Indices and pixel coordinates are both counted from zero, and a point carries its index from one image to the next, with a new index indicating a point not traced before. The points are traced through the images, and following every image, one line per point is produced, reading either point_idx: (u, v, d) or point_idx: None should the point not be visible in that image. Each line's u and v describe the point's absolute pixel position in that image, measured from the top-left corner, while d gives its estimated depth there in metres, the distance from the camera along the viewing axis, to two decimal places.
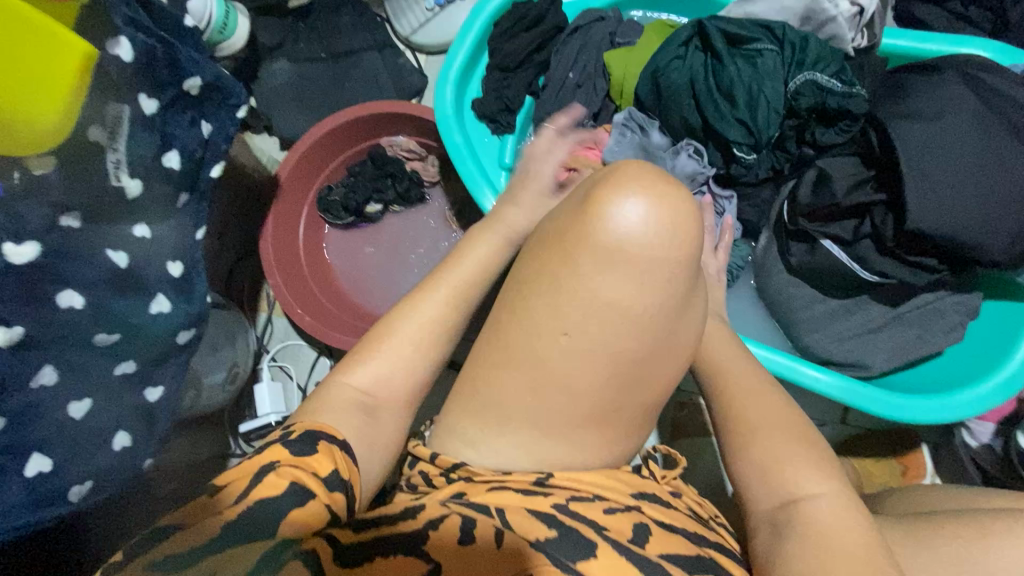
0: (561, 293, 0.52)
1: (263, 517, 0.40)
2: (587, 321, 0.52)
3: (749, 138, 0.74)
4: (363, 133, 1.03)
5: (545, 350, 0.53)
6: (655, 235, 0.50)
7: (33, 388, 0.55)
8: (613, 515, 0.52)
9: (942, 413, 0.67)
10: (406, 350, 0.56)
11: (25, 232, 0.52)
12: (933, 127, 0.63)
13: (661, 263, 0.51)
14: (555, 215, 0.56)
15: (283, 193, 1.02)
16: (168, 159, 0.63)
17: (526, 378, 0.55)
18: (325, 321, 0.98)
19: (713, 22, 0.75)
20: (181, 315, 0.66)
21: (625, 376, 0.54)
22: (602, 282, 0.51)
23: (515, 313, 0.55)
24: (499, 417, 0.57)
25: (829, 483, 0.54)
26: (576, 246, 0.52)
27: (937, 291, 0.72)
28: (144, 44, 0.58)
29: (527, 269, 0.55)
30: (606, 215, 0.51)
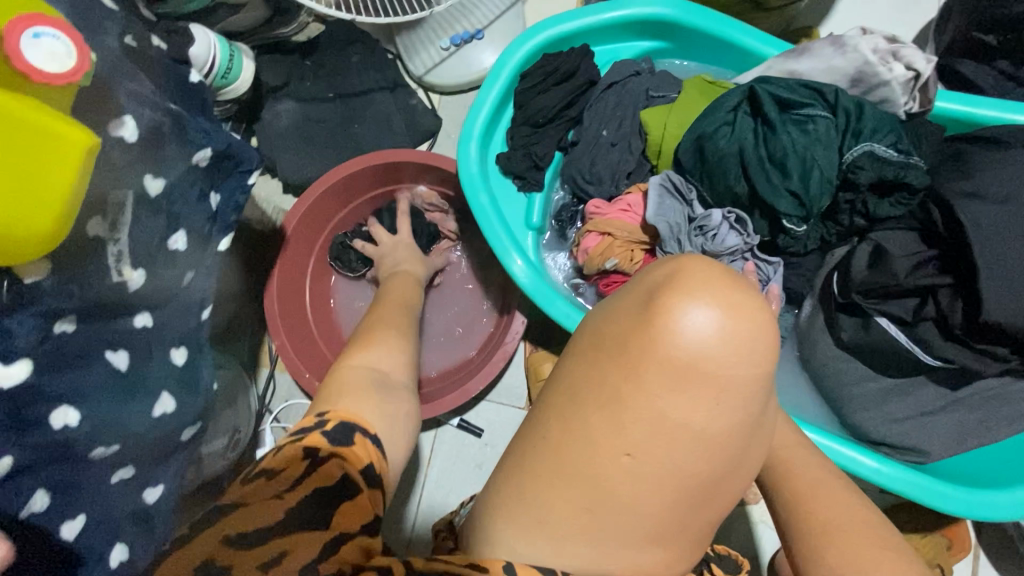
0: (621, 411, 0.44)
1: (320, 506, 0.42)
2: (653, 442, 0.44)
3: (800, 210, 0.69)
4: (378, 180, 0.98)
5: (601, 471, 0.46)
6: (739, 354, 0.41)
7: (22, 518, 0.47)
8: None
9: (1008, 509, 0.64)
10: (393, 338, 0.62)
11: (16, 350, 0.45)
12: (1003, 210, 0.60)
13: (747, 383, 0.42)
14: (612, 313, 0.45)
15: (290, 245, 0.95)
16: (174, 242, 0.57)
17: (578, 495, 0.47)
18: None
19: (762, 86, 0.70)
20: (188, 410, 0.60)
21: (694, 497, 0.47)
22: (671, 405, 0.42)
23: (566, 425, 0.47)
24: (550, 539, 0.49)
25: None
26: (642, 363, 0.42)
27: (1001, 378, 0.67)
28: (151, 120, 0.51)
29: (577, 379, 0.47)
30: (678, 326, 0.41)
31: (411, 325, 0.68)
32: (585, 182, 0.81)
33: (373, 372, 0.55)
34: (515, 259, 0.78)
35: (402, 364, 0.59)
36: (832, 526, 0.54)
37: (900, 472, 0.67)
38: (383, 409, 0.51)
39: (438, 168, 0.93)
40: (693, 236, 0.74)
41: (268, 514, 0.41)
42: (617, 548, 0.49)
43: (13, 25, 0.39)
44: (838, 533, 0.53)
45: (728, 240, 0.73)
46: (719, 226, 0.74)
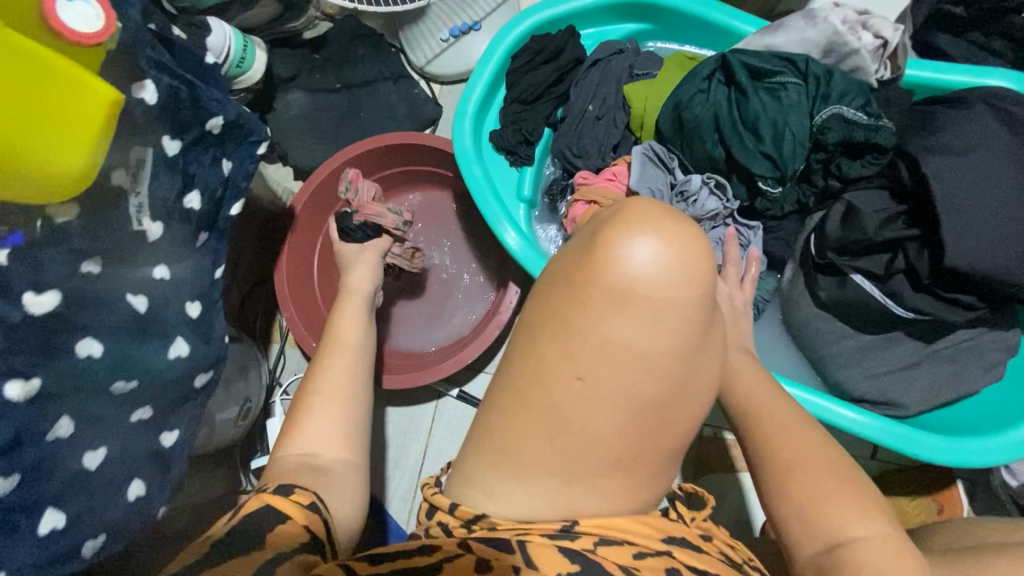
0: (573, 337, 0.51)
1: (252, 534, 0.46)
2: (603, 364, 0.50)
3: (775, 172, 0.73)
4: (381, 163, 1.03)
5: (559, 395, 0.52)
6: (667, 278, 0.50)
7: (49, 441, 0.52)
8: (644, 560, 0.51)
9: (982, 456, 0.65)
10: (329, 405, 0.61)
11: (46, 281, 0.50)
12: (965, 162, 0.62)
13: (677, 304, 0.50)
14: (566, 254, 0.55)
15: (298, 224, 1.01)
16: (189, 200, 0.62)
17: (542, 422, 0.53)
18: None
19: (735, 56, 0.74)
20: (199, 359, 0.65)
21: (647, 421, 0.52)
22: (614, 325, 0.50)
23: (529, 357, 0.53)
24: (516, 467, 0.54)
25: (874, 526, 0.54)
26: (588, 288, 0.51)
27: (973, 328, 0.70)
28: (168, 86, 0.57)
29: (538, 311, 0.54)
30: (618, 256, 0.50)
31: (359, 368, 0.66)
32: (573, 155, 0.85)
33: (306, 460, 0.56)
34: (508, 229, 0.82)
35: (338, 438, 0.59)
36: (790, 461, 0.58)
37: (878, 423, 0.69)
38: (324, 488, 0.54)
39: (438, 149, 0.99)
40: (675, 202, 0.78)
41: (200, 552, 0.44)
42: (589, 477, 0.53)
43: None
44: (799, 470, 0.58)
45: (708, 204, 0.77)
46: (698, 191, 0.77)
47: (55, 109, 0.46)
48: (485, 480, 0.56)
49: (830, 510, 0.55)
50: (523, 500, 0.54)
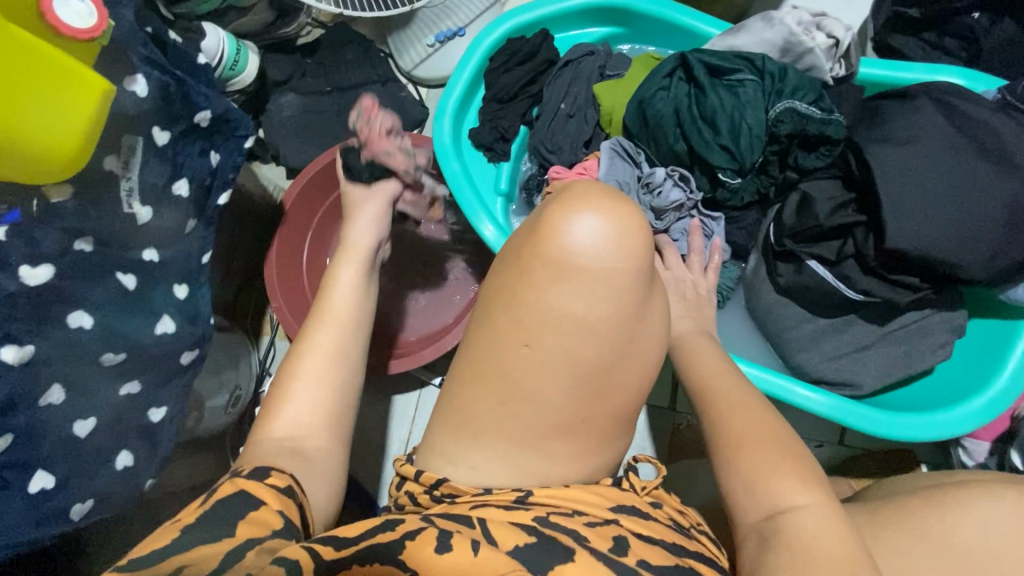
0: (520, 306, 0.56)
1: (219, 520, 0.44)
2: (547, 330, 0.55)
3: (733, 164, 0.77)
4: None
5: (511, 362, 0.57)
6: (603, 251, 0.55)
7: (42, 406, 0.56)
8: (593, 528, 0.53)
9: (929, 432, 0.68)
10: (315, 384, 0.59)
11: (42, 255, 0.55)
12: (907, 151, 0.66)
13: (614, 276, 0.55)
14: (518, 235, 0.60)
15: (288, 218, 1.05)
16: (177, 188, 0.66)
17: (496, 392, 0.57)
18: None
19: (695, 55, 0.78)
20: (185, 338, 0.69)
21: (592, 386, 0.56)
22: (556, 296, 0.55)
23: (485, 328, 0.59)
24: (472, 433, 0.59)
25: (813, 494, 0.55)
26: (533, 261, 0.56)
27: (923, 311, 0.73)
28: (160, 80, 0.62)
29: (493, 287, 0.59)
30: (558, 232, 0.56)
31: (351, 346, 0.63)
32: (547, 151, 0.88)
33: (286, 443, 0.56)
34: (484, 220, 0.85)
35: (321, 418, 0.58)
36: (742, 434, 0.60)
37: (834, 401, 0.72)
38: (303, 472, 0.54)
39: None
40: (641, 193, 0.82)
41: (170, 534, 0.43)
42: (544, 439, 0.57)
43: None
44: (749, 444, 0.59)
45: (672, 195, 0.81)
46: (663, 183, 0.81)
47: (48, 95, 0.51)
48: (447, 449, 0.60)
49: (773, 481, 0.56)
50: (479, 467, 0.58)
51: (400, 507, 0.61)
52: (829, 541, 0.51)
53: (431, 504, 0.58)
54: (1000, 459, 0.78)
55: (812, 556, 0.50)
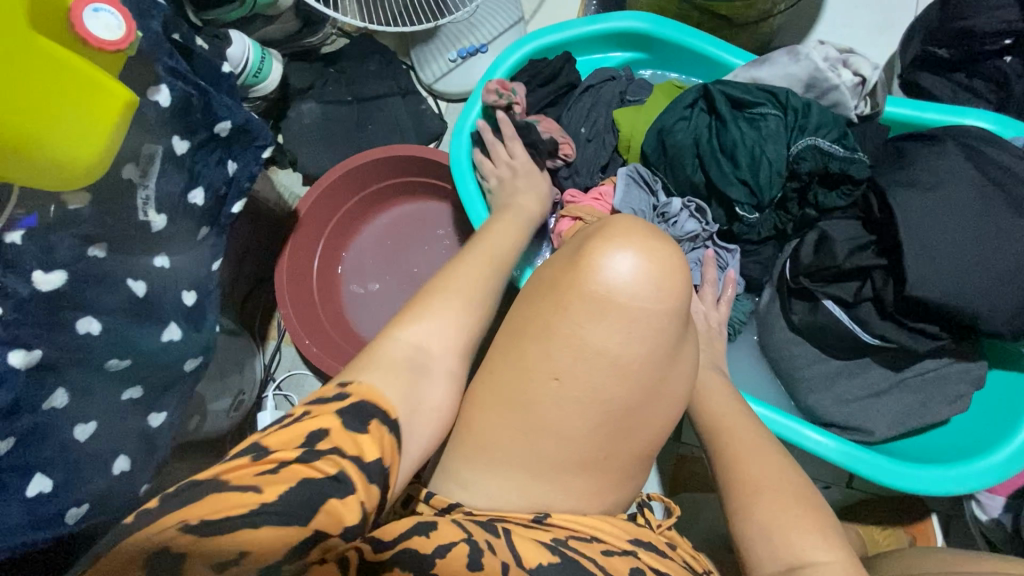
0: (554, 341, 0.56)
1: (298, 505, 0.40)
2: (578, 367, 0.55)
3: (751, 199, 0.76)
4: (385, 172, 1.08)
5: (534, 395, 0.56)
6: (642, 288, 0.55)
7: (45, 409, 0.57)
8: (610, 557, 0.54)
9: (943, 485, 0.66)
10: (456, 309, 0.59)
11: (55, 260, 0.55)
12: (932, 197, 0.65)
13: (647, 313, 0.55)
14: (553, 264, 0.61)
15: (303, 225, 1.05)
16: (194, 196, 0.66)
17: (509, 422, 0.57)
18: (331, 352, 1.02)
19: (718, 86, 0.77)
20: (191, 344, 0.69)
21: (609, 423, 0.56)
22: (590, 330, 0.55)
23: (508, 359, 0.58)
24: (481, 463, 0.58)
25: (837, 551, 0.54)
26: (569, 295, 0.56)
27: (939, 359, 0.71)
28: (182, 91, 0.62)
29: (518, 316, 0.60)
30: (597, 268, 0.56)
31: (492, 289, 0.63)
32: (564, 175, 0.88)
33: (412, 351, 0.54)
34: None
35: (450, 339, 0.57)
36: (759, 482, 0.60)
37: (847, 448, 0.70)
38: (414, 387, 0.52)
39: (439, 163, 1.04)
40: (656, 222, 0.81)
41: (241, 505, 0.39)
42: (549, 472, 0.57)
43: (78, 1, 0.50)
44: (765, 491, 0.59)
45: (687, 226, 0.79)
46: (679, 213, 0.80)
47: (69, 101, 0.50)
48: (456, 477, 0.60)
49: (792, 535, 0.55)
50: (488, 501, 0.58)
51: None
52: None
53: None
54: (1014, 515, 0.75)
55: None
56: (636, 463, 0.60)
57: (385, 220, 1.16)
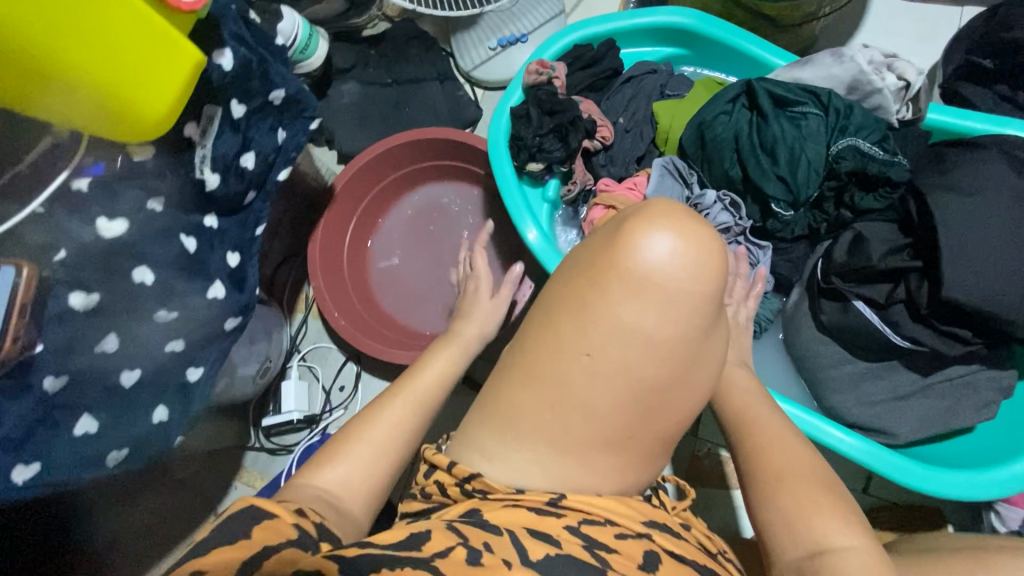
0: (589, 317, 0.57)
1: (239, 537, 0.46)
2: (612, 344, 0.57)
3: (788, 195, 0.76)
4: (421, 154, 1.10)
5: (564, 368, 0.58)
6: (679, 270, 0.56)
7: (97, 352, 0.58)
8: (625, 540, 0.55)
9: (970, 491, 0.66)
10: (373, 445, 0.61)
11: (118, 209, 0.58)
12: (973, 201, 0.65)
13: (684, 294, 0.56)
14: (590, 243, 0.61)
15: (338, 201, 1.08)
16: (245, 160, 0.68)
17: (544, 394, 0.59)
18: (359, 327, 1.05)
19: (761, 83, 0.78)
20: (232, 304, 0.69)
21: (640, 400, 0.58)
22: (625, 309, 0.56)
23: (543, 335, 0.60)
24: (512, 433, 0.60)
25: (858, 538, 0.56)
26: (606, 274, 0.57)
27: (970, 364, 0.71)
28: (243, 57, 0.64)
29: (557, 292, 0.61)
30: (635, 248, 0.56)
31: (414, 413, 0.64)
32: (601, 164, 0.90)
33: (325, 493, 0.56)
34: (528, 224, 0.86)
35: (367, 481, 0.59)
36: (782, 470, 0.61)
37: (870, 447, 0.70)
38: (334, 518, 0.54)
39: (475, 147, 1.06)
40: None
41: (232, 563, 0.44)
42: (579, 444, 0.59)
43: None
44: (789, 477, 0.60)
45: (719, 219, 0.80)
46: (712, 205, 0.81)
47: (133, 53, 0.52)
48: (487, 446, 0.62)
49: (814, 519, 0.57)
50: (517, 469, 0.60)
51: (427, 495, 0.63)
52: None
53: (461, 495, 0.61)
54: None
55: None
56: (662, 442, 0.61)
57: (415, 202, 1.17)
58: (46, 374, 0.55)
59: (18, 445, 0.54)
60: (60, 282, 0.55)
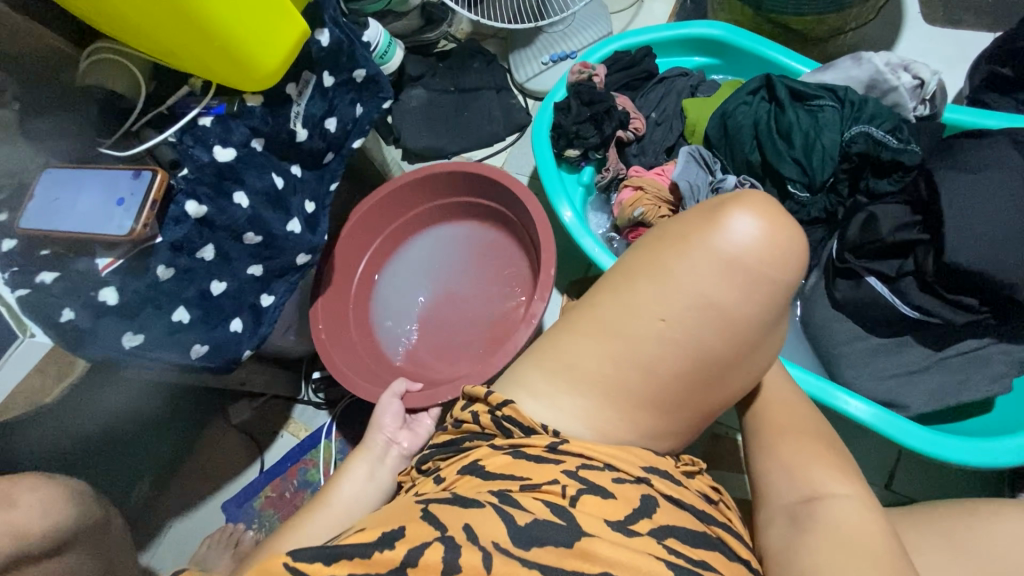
0: (671, 284, 0.62)
1: None
2: (691, 313, 0.61)
3: (804, 177, 0.83)
4: (448, 187, 1.06)
5: (638, 326, 0.63)
6: (768, 252, 0.60)
7: (197, 257, 0.72)
8: (621, 484, 0.58)
9: (984, 457, 0.68)
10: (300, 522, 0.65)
11: (230, 141, 0.73)
12: (979, 178, 0.69)
13: (771, 280, 0.60)
14: (682, 223, 0.66)
15: (359, 221, 1.03)
16: (329, 123, 0.82)
17: (586, 323, 0.67)
18: (338, 344, 0.98)
19: (780, 78, 0.86)
20: (306, 242, 0.80)
21: (688, 352, 0.62)
22: (710, 285, 0.61)
23: (618, 292, 0.66)
24: (548, 349, 0.69)
25: (850, 488, 0.60)
26: (696, 248, 0.62)
27: (981, 338, 0.74)
28: (337, 37, 0.78)
29: (641, 258, 0.66)
30: (729, 230, 0.61)
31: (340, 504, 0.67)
32: (633, 154, 1.00)
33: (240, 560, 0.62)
34: (562, 203, 0.95)
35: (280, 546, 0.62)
36: (784, 427, 0.66)
37: (887, 418, 0.72)
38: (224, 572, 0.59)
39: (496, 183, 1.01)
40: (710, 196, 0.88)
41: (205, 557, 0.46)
42: (591, 370, 0.65)
43: None
44: (792, 434, 0.65)
45: None
46: (732, 189, 0.87)
47: (259, 20, 0.66)
48: (524, 366, 0.70)
49: (813, 471, 0.62)
50: (538, 378, 0.67)
51: (459, 423, 0.69)
52: (851, 532, 0.56)
53: (491, 423, 0.66)
54: None
55: (847, 541, 0.55)
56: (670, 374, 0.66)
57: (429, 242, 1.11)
58: (160, 263, 0.69)
59: (131, 315, 0.68)
60: (181, 191, 0.70)
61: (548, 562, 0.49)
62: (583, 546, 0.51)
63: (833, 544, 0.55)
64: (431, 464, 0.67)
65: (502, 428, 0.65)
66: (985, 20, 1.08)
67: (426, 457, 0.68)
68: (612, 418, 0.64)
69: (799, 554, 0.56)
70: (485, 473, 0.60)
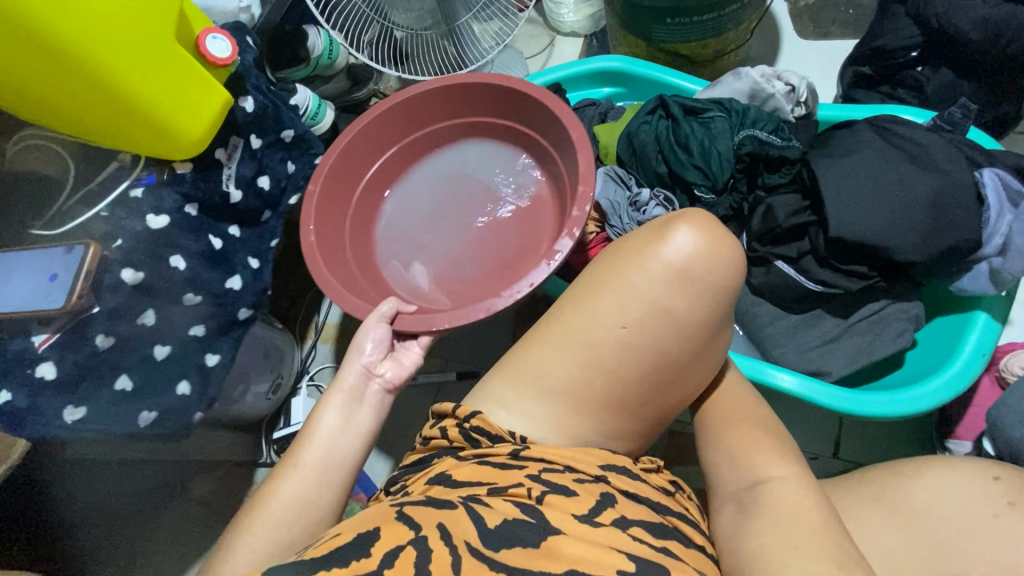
0: (625, 290, 0.64)
1: None
2: (649, 319, 0.63)
3: (706, 181, 0.91)
4: (474, 103, 0.94)
5: (602, 335, 0.64)
6: (710, 259, 0.63)
7: (138, 323, 0.73)
8: (581, 484, 0.60)
9: (903, 407, 0.75)
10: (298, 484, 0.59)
11: (163, 208, 0.75)
12: (850, 162, 0.78)
13: (715, 287, 0.63)
14: (634, 239, 0.68)
15: (367, 130, 0.92)
16: (261, 182, 0.85)
17: (535, 335, 0.70)
18: (333, 253, 0.85)
19: (674, 98, 0.95)
20: (251, 292, 0.84)
21: (643, 355, 0.64)
22: (660, 291, 0.63)
23: (581, 306, 0.67)
24: (504, 362, 0.71)
25: (788, 467, 0.64)
26: (646, 260, 0.64)
27: (880, 302, 0.82)
28: (261, 102, 0.83)
29: (600, 270, 0.68)
30: (670, 241, 0.64)
31: (338, 457, 0.62)
32: None
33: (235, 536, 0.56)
34: None
35: (286, 516, 0.57)
36: (725, 415, 0.70)
37: (815, 385, 0.78)
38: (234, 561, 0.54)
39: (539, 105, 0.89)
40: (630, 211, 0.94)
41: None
42: (530, 379, 0.67)
43: (204, 32, 0.73)
44: (734, 421, 0.69)
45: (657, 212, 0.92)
46: (648, 202, 0.93)
47: (181, 92, 0.71)
48: (482, 383, 0.72)
49: (752, 453, 0.65)
50: (485, 394, 0.70)
51: (427, 441, 0.70)
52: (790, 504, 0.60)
53: (459, 436, 0.67)
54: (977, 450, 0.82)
55: (786, 514, 0.59)
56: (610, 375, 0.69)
57: (455, 155, 0.99)
58: (98, 332, 0.70)
59: (71, 387, 0.68)
60: (115, 261, 0.71)
61: (515, 563, 0.50)
62: (549, 544, 0.52)
63: (778, 519, 0.59)
64: (400, 483, 0.67)
65: (470, 439, 0.66)
66: (848, 30, 1.23)
67: (397, 478, 0.69)
68: (558, 425, 0.66)
69: (746, 531, 0.59)
70: (452, 482, 0.61)
